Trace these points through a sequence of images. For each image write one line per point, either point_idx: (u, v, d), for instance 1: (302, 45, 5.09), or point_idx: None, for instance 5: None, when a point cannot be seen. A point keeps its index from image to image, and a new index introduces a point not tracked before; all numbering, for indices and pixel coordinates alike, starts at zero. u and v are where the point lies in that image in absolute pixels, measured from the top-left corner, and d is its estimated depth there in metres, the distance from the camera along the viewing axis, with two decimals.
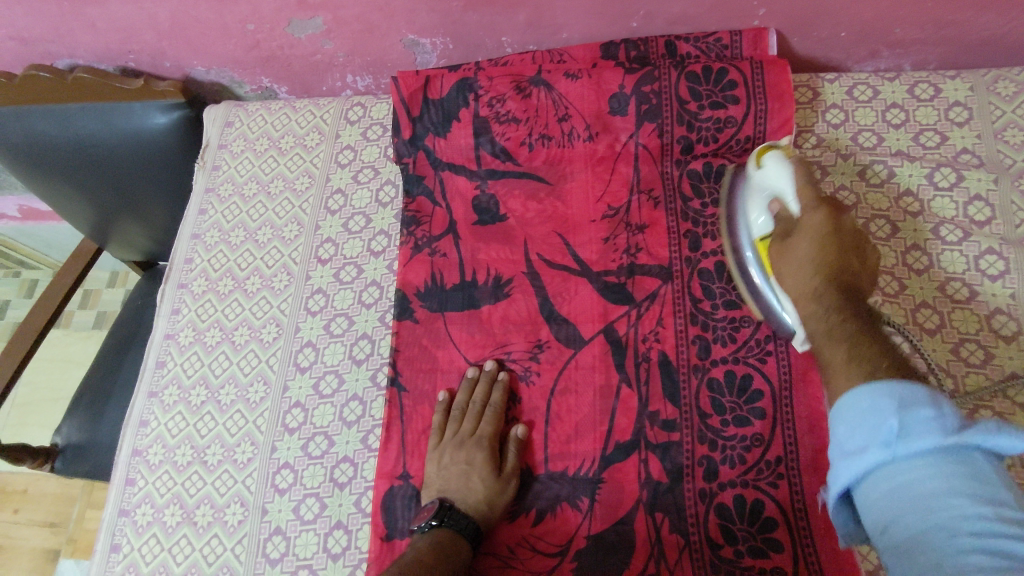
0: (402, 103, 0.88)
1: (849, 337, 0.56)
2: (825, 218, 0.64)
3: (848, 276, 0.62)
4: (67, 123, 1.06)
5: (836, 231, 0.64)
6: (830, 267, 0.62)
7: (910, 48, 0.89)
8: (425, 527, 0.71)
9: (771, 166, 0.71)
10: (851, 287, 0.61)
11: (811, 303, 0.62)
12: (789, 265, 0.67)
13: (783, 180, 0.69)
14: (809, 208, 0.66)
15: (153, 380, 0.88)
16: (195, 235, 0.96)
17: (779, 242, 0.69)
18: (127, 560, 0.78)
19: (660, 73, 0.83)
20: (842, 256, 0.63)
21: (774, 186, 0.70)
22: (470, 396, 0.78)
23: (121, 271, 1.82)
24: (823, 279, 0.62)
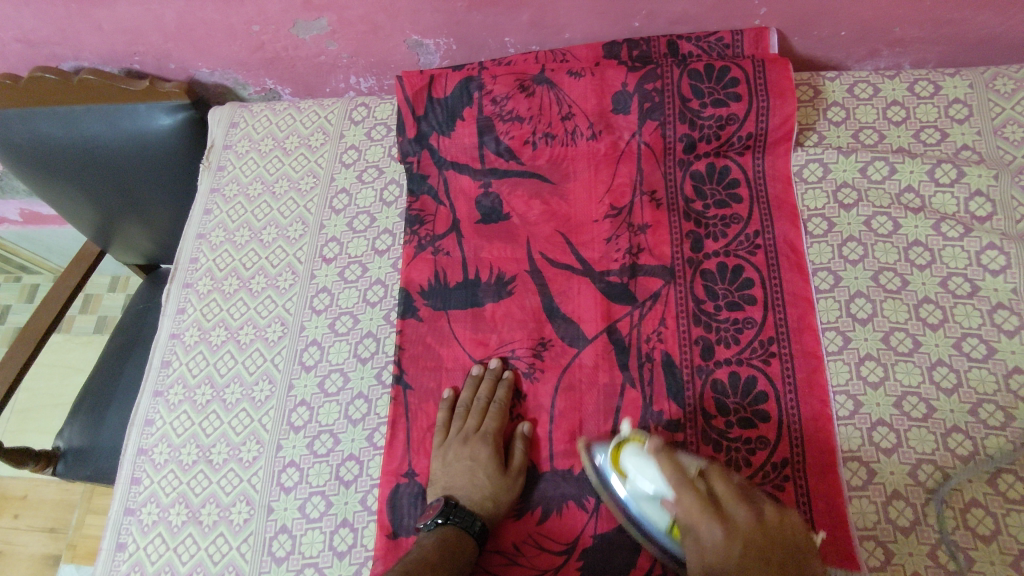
0: (406, 102, 0.89)
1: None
2: (715, 519, 0.60)
3: (773, 544, 0.60)
4: (71, 124, 1.06)
5: (737, 532, 0.60)
6: (733, 522, 0.61)
7: (909, 47, 0.89)
8: (430, 526, 0.71)
9: (637, 468, 0.66)
10: (764, 537, 0.60)
11: (714, 551, 0.60)
12: (697, 540, 0.61)
13: (659, 479, 0.64)
14: (676, 475, 0.62)
15: (158, 379, 0.88)
16: (200, 236, 0.97)
17: (693, 540, 0.62)
18: (133, 559, 0.78)
19: (663, 71, 0.85)
20: (758, 546, 0.60)
21: (654, 490, 0.65)
22: (475, 394, 0.78)
23: (122, 275, 1.82)
24: (727, 530, 0.60)
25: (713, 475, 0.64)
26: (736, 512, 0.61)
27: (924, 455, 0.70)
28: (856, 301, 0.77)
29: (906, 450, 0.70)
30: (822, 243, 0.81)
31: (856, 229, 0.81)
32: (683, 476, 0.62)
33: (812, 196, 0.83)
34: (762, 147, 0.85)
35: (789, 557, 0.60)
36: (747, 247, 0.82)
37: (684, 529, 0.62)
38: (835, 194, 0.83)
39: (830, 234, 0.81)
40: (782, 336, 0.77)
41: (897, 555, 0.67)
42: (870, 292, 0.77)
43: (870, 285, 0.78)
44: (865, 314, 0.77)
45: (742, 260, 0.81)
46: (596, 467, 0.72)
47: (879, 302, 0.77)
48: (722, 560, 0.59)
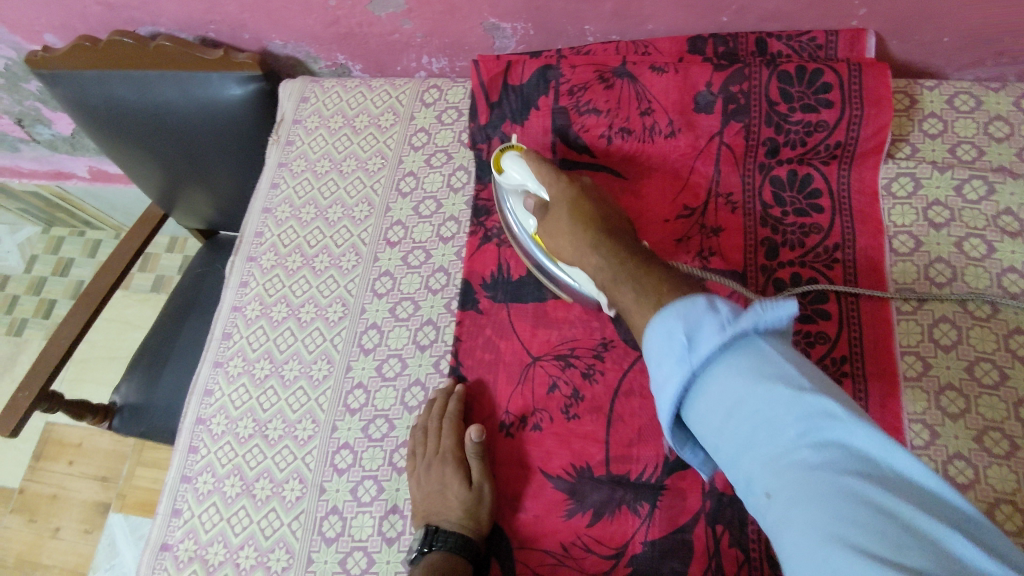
0: (481, 87, 0.87)
1: (616, 259, 0.64)
2: (569, 215, 0.71)
3: (619, 232, 0.68)
4: (147, 88, 1.07)
5: (575, 201, 0.71)
6: (592, 233, 0.68)
7: (1018, 58, 0.84)
8: (418, 556, 0.70)
9: (512, 168, 0.75)
10: (608, 227, 0.69)
11: (593, 265, 0.67)
12: (570, 241, 0.70)
13: (527, 175, 0.74)
14: (561, 219, 0.71)
15: (219, 350, 0.89)
16: (266, 210, 0.97)
17: (550, 213, 0.73)
18: (188, 526, 0.79)
19: (752, 71, 0.80)
20: (605, 236, 0.67)
21: (523, 187, 0.75)
22: (427, 415, 0.77)
23: (181, 236, 1.86)
24: (583, 234, 0.68)
25: (575, 192, 0.72)
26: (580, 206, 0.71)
27: (1002, 495, 0.66)
28: (940, 326, 0.73)
29: (984, 487, 0.67)
30: (907, 263, 0.77)
31: (946, 250, 0.76)
32: (554, 173, 0.73)
33: (900, 212, 0.79)
34: (849, 159, 0.81)
35: (624, 246, 0.66)
36: (824, 260, 0.79)
37: (552, 217, 0.73)
38: (925, 211, 0.78)
39: (916, 254, 0.77)
40: (856, 356, 0.73)
41: None
42: (956, 318, 0.73)
43: (957, 310, 0.74)
44: (949, 340, 0.73)
45: (818, 273, 0.78)
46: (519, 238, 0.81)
47: (965, 329, 0.73)
48: (585, 249, 0.68)
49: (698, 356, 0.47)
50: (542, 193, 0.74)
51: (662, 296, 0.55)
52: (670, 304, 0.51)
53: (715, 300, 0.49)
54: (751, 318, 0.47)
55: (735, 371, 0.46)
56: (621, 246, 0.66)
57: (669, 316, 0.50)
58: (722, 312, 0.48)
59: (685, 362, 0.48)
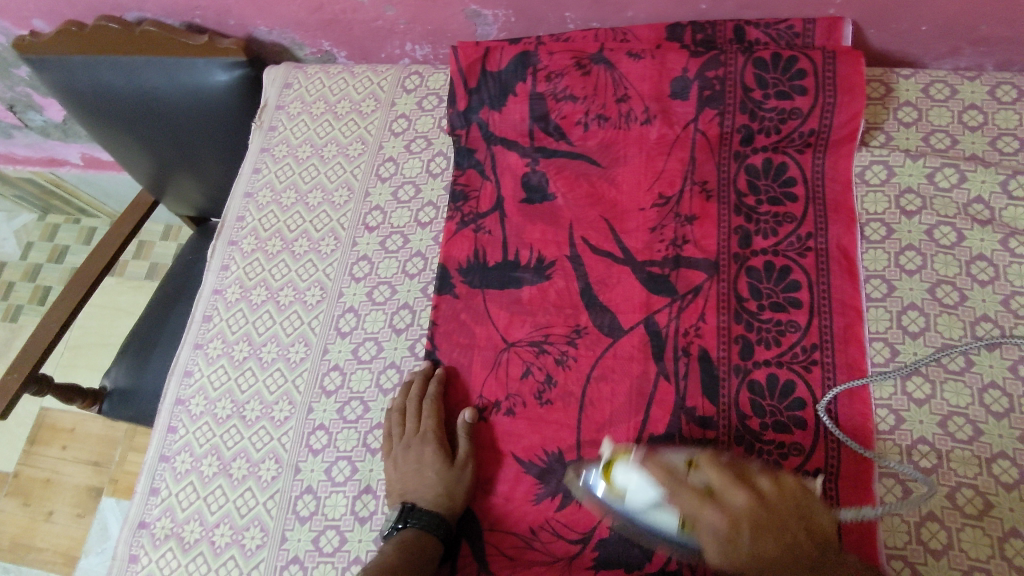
0: (459, 74, 0.88)
1: (768, 536, 0.59)
2: (725, 519, 0.59)
3: (784, 514, 0.61)
4: (133, 74, 1.08)
5: (758, 511, 0.59)
6: (766, 537, 0.59)
7: (995, 47, 0.84)
8: (391, 531, 0.72)
9: (636, 484, 0.64)
10: (771, 513, 0.60)
11: (744, 555, 0.59)
12: (712, 538, 0.60)
13: (653, 493, 0.63)
14: (709, 510, 0.59)
15: (199, 332, 0.90)
16: (248, 194, 0.98)
17: (701, 538, 0.60)
18: (165, 504, 0.80)
19: (727, 58, 0.81)
20: (778, 537, 0.60)
21: (649, 499, 0.63)
22: (406, 395, 0.78)
23: (175, 224, 1.87)
24: (757, 535, 0.59)
25: (731, 502, 0.60)
26: (746, 507, 0.59)
27: (963, 480, 0.67)
28: (908, 314, 0.74)
29: (946, 471, 0.67)
30: (878, 250, 0.77)
31: (916, 238, 0.77)
32: (700, 505, 0.60)
33: (872, 200, 0.79)
34: (823, 146, 0.81)
35: (804, 535, 0.61)
36: (797, 249, 0.79)
37: (696, 531, 0.60)
38: (897, 199, 0.79)
39: (888, 241, 0.77)
40: (826, 344, 0.74)
41: None
42: (924, 305, 0.74)
43: (925, 298, 0.74)
44: (917, 327, 0.73)
45: (791, 261, 0.78)
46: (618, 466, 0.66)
47: (933, 316, 0.73)
48: (730, 546, 0.59)
49: None
50: (668, 510, 0.63)
51: None
52: None
53: None
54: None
55: None
56: (790, 536, 0.60)
57: None
58: None
59: None
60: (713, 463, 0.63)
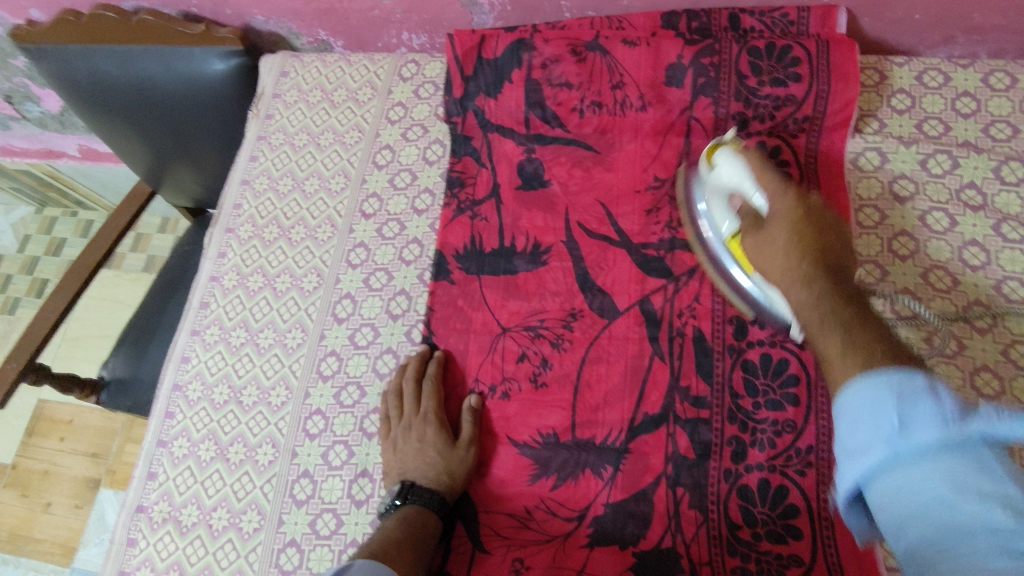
0: (456, 61, 0.88)
1: (806, 251, 0.63)
2: (791, 202, 0.67)
3: (828, 229, 0.64)
4: (129, 63, 1.08)
5: (803, 210, 0.66)
6: (805, 223, 0.65)
7: (988, 35, 0.84)
8: (390, 508, 0.72)
9: (726, 165, 0.73)
10: (813, 212, 0.66)
11: (780, 251, 0.65)
12: (766, 246, 0.67)
13: (742, 176, 0.72)
14: (781, 196, 0.68)
15: (196, 319, 0.90)
16: (245, 181, 0.98)
17: (755, 244, 0.69)
18: (162, 488, 0.81)
19: (721, 46, 0.82)
20: (814, 226, 0.64)
21: (734, 181, 0.73)
22: (403, 377, 0.79)
23: (172, 217, 1.86)
24: (794, 224, 0.65)
25: (800, 190, 0.68)
26: (794, 202, 0.67)
27: None
28: (901, 298, 0.74)
29: None
30: (872, 236, 0.78)
31: (910, 223, 0.77)
32: (781, 185, 0.68)
33: (866, 185, 0.80)
34: (818, 132, 0.81)
35: (836, 238, 0.64)
36: None
37: (755, 240, 0.69)
38: (890, 185, 0.80)
39: (881, 227, 0.78)
40: None
41: None
42: (917, 290, 0.75)
43: (918, 283, 0.75)
44: (910, 312, 0.74)
45: None
46: (704, 242, 0.78)
47: (926, 300, 0.74)
48: (775, 238, 0.66)
49: (910, 441, 0.43)
50: (758, 194, 0.70)
51: (857, 334, 0.52)
52: (884, 368, 0.47)
53: (939, 387, 0.43)
54: (978, 426, 0.41)
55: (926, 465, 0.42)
56: (830, 248, 0.63)
57: (881, 390, 0.45)
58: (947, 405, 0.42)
59: (892, 445, 0.43)
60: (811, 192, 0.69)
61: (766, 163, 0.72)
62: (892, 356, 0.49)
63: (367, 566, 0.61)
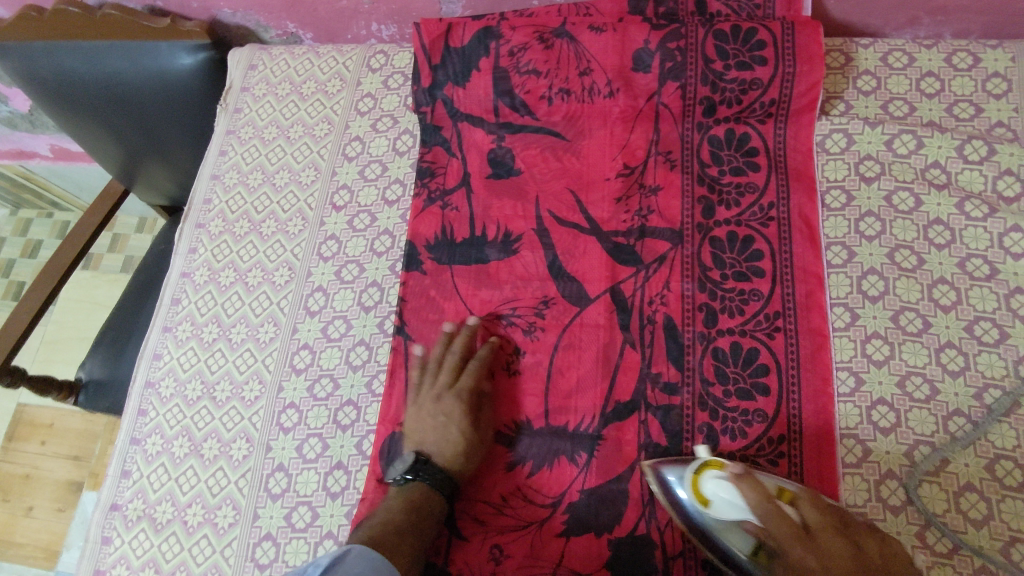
0: (422, 50, 0.88)
1: (831, 564, 0.57)
2: (803, 544, 0.59)
3: (871, 559, 0.58)
4: (95, 59, 1.06)
5: (841, 557, 0.58)
6: (850, 567, 0.57)
7: (952, 16, 0.85)
8: (401, 480, 0.71)
9: (721, 497, 0.63)
10: (853, 557, 0.58)
11: None
12: None
13: (734, 500, 0.62)
14: (785, 528, 0.59)
15: (168, 315, 0.89)
16: (214, 176, 0.97)
17: (784, 566, 0.59)
18: (136, 486, 0.80)
19: (688, 30, 0.82)
20: (865, 569, 0.57)
21: (736, 513, 0.62)
22: (448, 351, 0.77)
23: (149, 217, 1.85)
24: (845, 574, 0.57)
25: (809, 514, 0.61)
26: (819, 524, 0.60)
27: (921, 438, 0.68)
28: (868, 278, 0.75)
29: (904, 430, 0.69)
30: (838, 217, 0.78)
31: (876, 204, 0.78)
32: (775, 511, 0.60)
33: (833, 167, 0.80)
34: (784, 116, 0.82)
35: (881, 558, 0.58)
36: (760, 218, 0.79)
37: (784, 554, 0.59)
38: (857, 166, 0.80)
39: (848, 208, 0.78)
40: (788, 312, 0.75)
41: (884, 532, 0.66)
42: (884, 270, 0.75)
43: (885, 263, 0.75)
44: (877, 291, 0.74)
45: (753, 232, 0.79)
46: (661, 479, 0.68)
47: (893, 280, 0.74)
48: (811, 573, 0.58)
49: None
50: (751, 516, 0.61)
51: None
52: None
53: None
54: None
55: None
56: (879, 570, 0.57)
57: None
58: None
59: None
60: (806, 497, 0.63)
61: (751, 476, 0.62)
62: None
63: (362, 553, 0.61)
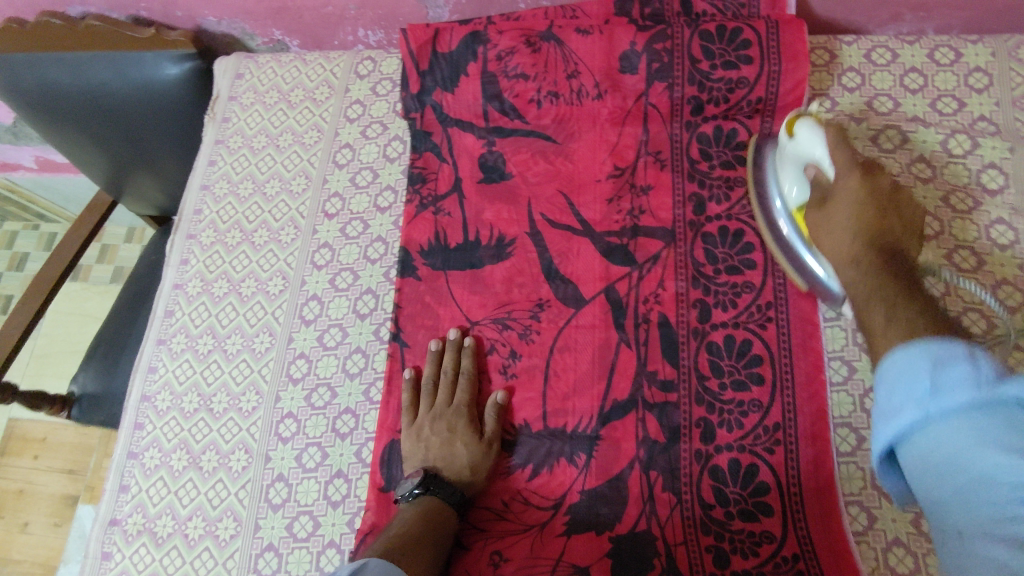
0: (410, 57, 0.88)
1: (868, 212, 0.61)
2: (858, 181, 0.63)
3: (892, 211, 0.62)
4: (79, 71, 1.05)
5: (873, 192, 0.62)
6: (874, 209, 0.62)
7: (933, 11, 0.86)
8: (410, 496, 0.72)
9: (807, 136, 0.68)
10: (887, 204, 0.62)
11: (846, 194, 0.63)
12: (827, 227, 0.65)
13: (820, 148, 0.67)
14: (845, 156, 0.64)
15: (162, 328, 0.89)
16: (204, 187, 0.97)
17: (818, 199, 0.67)
18: (136, 500, 0.80)
19: (674, 31, 0.83)
20: (880, 212, 0.61)
21: (815, 156, 0.68)
22: (440, 368, 0.79)
23: (138, 227, 1.84)
24: (857, 208, 0.62)
25: (867, 173, 0.63)
26: (882, 187, 0.62)
27: None
28: None
29: None
30: None
31: None
32: (851, 165, 0.64)
33: None
34: (770, 113, 0.83)
35: (900, 221, 0.61)
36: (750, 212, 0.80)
37: (823, 232, 0.65)
38: None
39: None
40: (780, 302, 0.76)
41: (880, 521, 0.67)
42: None
43: None
44: None
45: (744, 225, 0.80)
46: (767, 208, 0.77)
47: None
48: (858, 208, 0.62)
49: (940, 407, 0.42)
50: (828, 164, 0.66)
51: (903, 309, 0.51)
52: (921, 336, 0.46)
53: (977, 353, 0.42)
54: (1011, 385, 0.40)
55: (971, 423, 0.40)
56: (894, 233, 0.61)
57: (919, 356, 0.44)
58: (984, 370, 0.41)
59: (923, 408, 0.42)
60: (885, 173, 0.64)
61: (846, 137, 0.66)
62: (940, 327, 0.48)
63: (381, 564, 0.59)
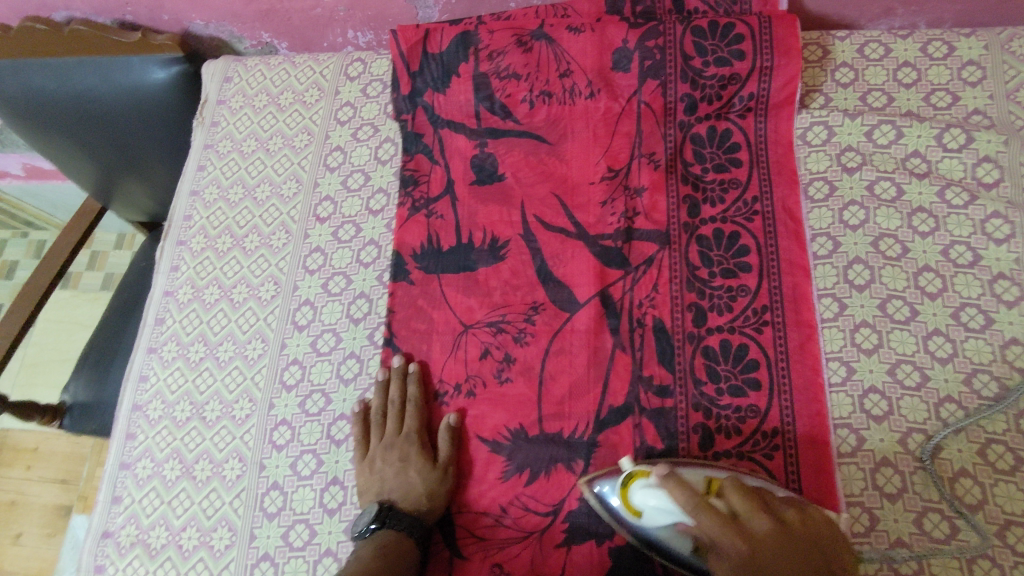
0: (401, 57, 0.87)
1: (796, 573, 0.54)
2: (750, 550, 0.54)
3: (809, 547, 0.55)
4: (65, 77, 1.04)
5: (768, 543, 0.55)
6: (789, 569, 0.54)
7: (925, 5, 0.86)
8: (367, 531, 0.70)
9: (650, 500, 0.61)
10: (795, 543, 0.55)
11: None
12: None
13: (671, 506, 0.59)
14: (710, 519, 0.56)
15: (152, 336, 0.88)
16: (194, 192, 0.96)
17: (723, 572, 0.56)
18: (129, 512, 0.79)
19: (665, 28, 0.82)
20: (805, 554, 0.55)
21: (664, 513, 0.60)
22: (387, 397, 0.77)
23: (128, 233, 1.82)
24: (787, 573, 0.54)
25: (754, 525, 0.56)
26: (770, 534, 0.55)
27: (914, 426, 0.69)
28: (854, 268, 0.75)
29: (897, 417, 0.69)
30: (823, 209, 0.79)
31: (859, 193, 0.78)
32: (726, 523, 0.55)
33: (815, 159, 0.81)
34: (764, 109, 0.82)
35: (827, 560, 0.55)
36: (745, 213, 0.80)
37: None
38: (838, 157, 0.80)
39: (831, 199, 0.79)
40: (776, 306, 0.75)
41: (883, 522, 0.66)
42: (868, 258, 0.75)
43: (869, 252, 0.76)
44: (863, 280, 0.75)
45: (739, 227, 0.79)
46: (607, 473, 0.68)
47: (878, 269, 0.75)
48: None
49: None
50: (693, 525, 0.58)
51: None
52: None
53: None
54: None
55: None
56: (829, 565, 0.55)
57: None
58: None
59: None
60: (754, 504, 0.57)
61: (685, 482, 0.59)
62: None
63: None
